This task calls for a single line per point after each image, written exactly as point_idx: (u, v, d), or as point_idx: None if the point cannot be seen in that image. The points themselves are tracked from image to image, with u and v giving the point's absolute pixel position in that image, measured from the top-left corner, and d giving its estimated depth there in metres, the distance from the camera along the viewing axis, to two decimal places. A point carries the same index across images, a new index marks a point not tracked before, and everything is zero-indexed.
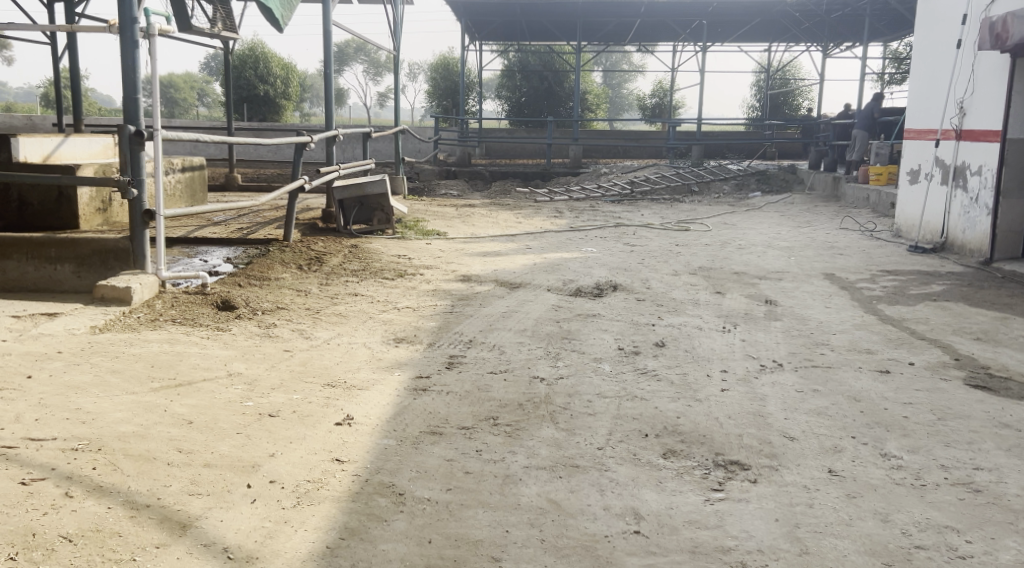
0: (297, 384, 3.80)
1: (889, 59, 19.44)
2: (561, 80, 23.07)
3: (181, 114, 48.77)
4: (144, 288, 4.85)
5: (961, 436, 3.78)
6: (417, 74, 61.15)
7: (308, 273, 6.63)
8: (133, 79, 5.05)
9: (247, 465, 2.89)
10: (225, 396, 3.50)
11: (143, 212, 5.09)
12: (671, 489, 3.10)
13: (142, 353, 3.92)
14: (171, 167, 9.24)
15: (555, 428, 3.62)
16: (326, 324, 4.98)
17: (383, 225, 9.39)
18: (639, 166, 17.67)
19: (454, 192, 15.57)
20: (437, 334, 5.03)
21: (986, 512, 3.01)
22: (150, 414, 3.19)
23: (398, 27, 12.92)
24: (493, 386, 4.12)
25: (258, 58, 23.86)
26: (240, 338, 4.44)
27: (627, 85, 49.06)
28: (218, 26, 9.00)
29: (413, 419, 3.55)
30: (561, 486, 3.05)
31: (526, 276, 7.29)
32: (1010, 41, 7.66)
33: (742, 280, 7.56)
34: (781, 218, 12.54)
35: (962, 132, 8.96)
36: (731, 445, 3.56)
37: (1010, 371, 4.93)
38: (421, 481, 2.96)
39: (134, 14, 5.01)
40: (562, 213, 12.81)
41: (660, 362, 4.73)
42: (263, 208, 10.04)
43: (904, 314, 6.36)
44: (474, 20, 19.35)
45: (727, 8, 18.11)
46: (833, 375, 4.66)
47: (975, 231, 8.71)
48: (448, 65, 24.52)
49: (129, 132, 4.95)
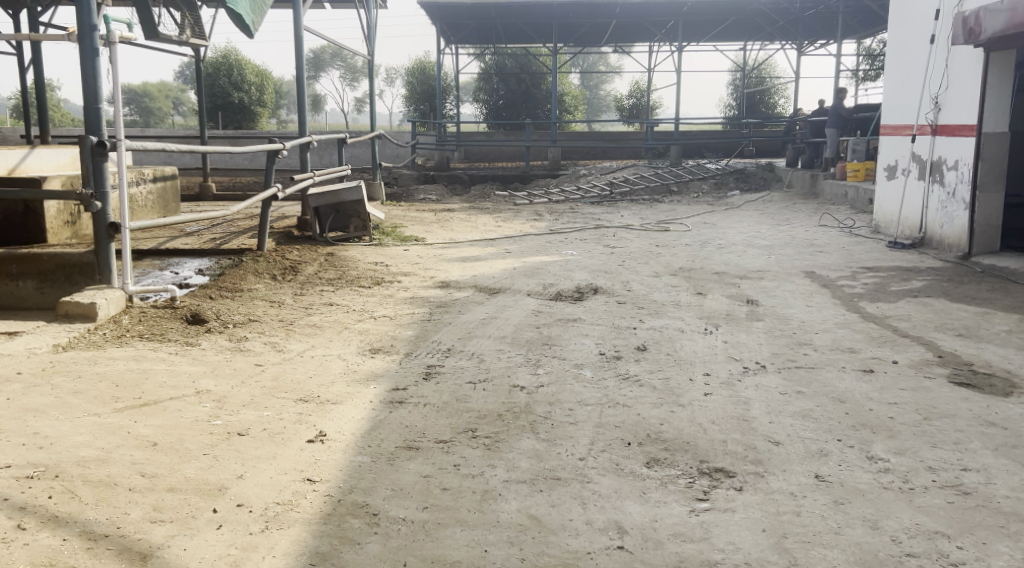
0: (268, 400, 3.68)
1: (864, 56, 19.54)
2: (538, 82, 23.01)
3: (156, 123, 48.43)
4: (110, 303, 4.71)
5: (948, 436, 3.72)
6: (395, 79, 61.03)
7: (282, 284, 6.49)
8: (94, 88, 4.91)
9: (213, 488, 2.78)
10: (192, 415, 3.37)
11: (107, 225, 4.96)
12: (655, 500, 3.01)
13: (106, 371, 3.79)
14: (142, 178, 9.06)
15: (535, 439, 3.52)
16: (299, 337, 4.86)
17: (360, 232, 9.27)
18: (618, 167, 17.59)
19: (432, 197, 15.44)
20: (414, 344, 4.92)
21: (976, 516, 2.95)
22: (113, 437, 3.06)
23: (371, 31, 12.82)
24: (472, 396, 4.02)
25: (232, 66, 23.65)
26: (210, 353, 4.31)
27: (604, 86, 49.14)
28: (186, 32, 8.84)
29: (389, 433, 3.44)
30: (542, 500, 2.95)
31: (506, 281, 7.19)
32: (983, 35, 7.66)
33: (723, 280, 7.50)
34: (761, 216, 12.52)
35: (938, 127, 8.96)
36: (715, 451, 3.48)
37: (994, 368, 4.88)
38: (396, 500, 2.85)
39: (94, 21, 4.89)
40: (541, 216, 12.71)
41: (642, 367, 4.65)
42: (238, 217, 9.89)
43: (886, 312, 6.31)
44: (449, 23, 19.25)
45: (701, 8, 18.13)
46: (817, 376, 4.59)
47: (953, 226, 8.71)
48: (425, 69, 24.36)
49: (91, 143, 4.81)
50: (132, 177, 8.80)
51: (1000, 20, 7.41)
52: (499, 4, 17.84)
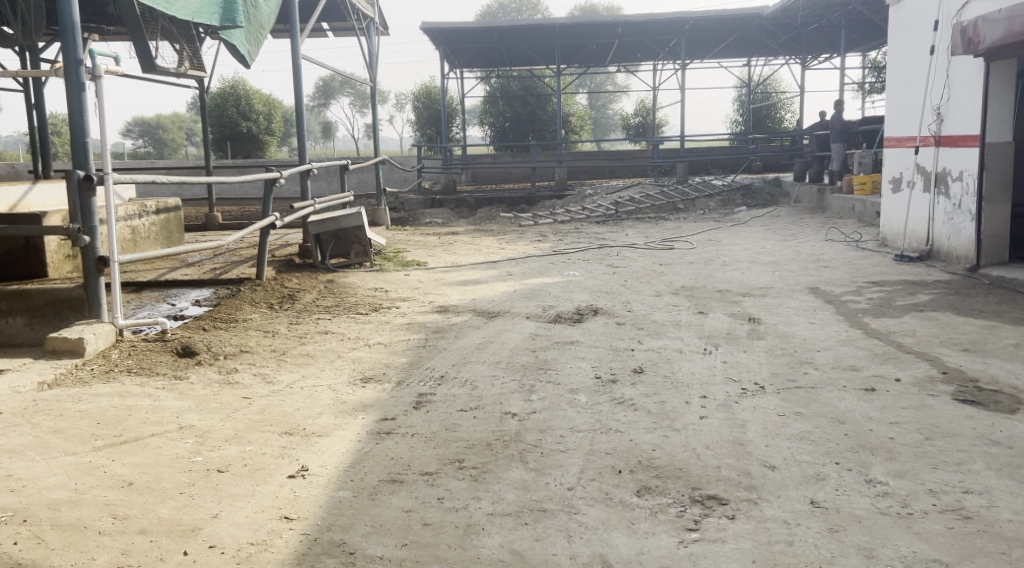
0: (252, 434, 3.61)
1: (868, 69, 19.51)
2: (543, 103, 23.00)
3: (169, 154, 48.80)
4: (99, 338, 4.67)
5: (950, 457, 3.61)
6: (404, 104, 61.30)
7: (278, 313, 6.45)
8: (81, 123, 4.91)
9: (186, 529, 2.75)
10: (171, 451, 3.32)
11: (97, 259, 4.94)
12: (643, 531, 2.95)
13: (89, 409, 3.74)
14: (144, 210, 9.06)
15: (524, 468, 3.44)
16: (291, 367, 4.80)
17: (361, 258, 9.23)
18: (624, 186, 17.52)
19: (438, 221, 15.42)
20: (407, 371, 4.86)
21: (975, 542, 2.88)
22: (88, 477, 3.03)
23: (373, 58, 12.87)
24: (461, 425, 3.94)
25: (239, 95, 23.78)
26: (197, 386, 4.26)
27: (612, 105, 49.33)
28: (185, 65, 8.87)
29: (373, 466, 3.37)
30: (526, 534, 2.90)
31: (505, 305, 7.12)
32: (982, 45, 7.59)
33: (725, 298, 7.41)
34: (766, 231, 12.42)
35: (941, 138, 8.86)
36: (708, 478, 3.38)
37: (1000, 384, 4.76)
38: (374, 537, 2.81)
39: (79, 56, 4.89)
40: (546, 237, 12.66)
41: (638, 391, 4.55)
42: (240, 246, 9.87)
43: (890, 327, 6.20)
44: (452, 48, 19.33)
45: (703, 25, 18.14)
46: (817, 396, 4.49)
47: (959, 237, 8.58)
48: (431, 94, 24.44)
49: (78, 177, 4.81)
50: (133, 209, 8.81)
51: (999, 29, 7.35)
52: (502, 27, 17.90)
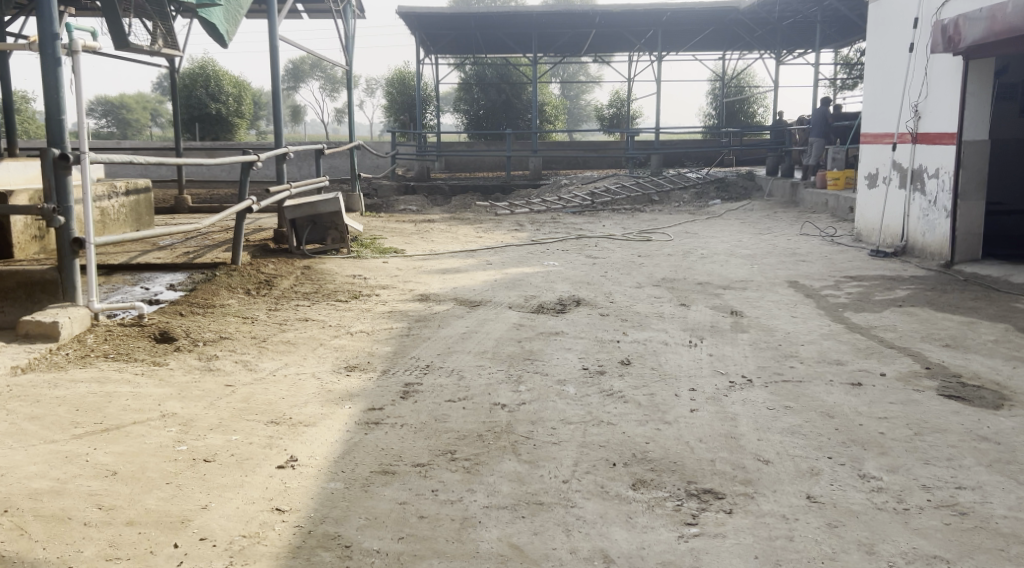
0: (237, 423, 3.51)
1: (841, 65, 19.67)
2: (518, 92, 22.86)
3: (134, 134, 47.88)
4: (74, 322, 4.53)
5: (940, 452, 3.62)
6: (375, 90, 60.76)
7: (256, 299, 6.32)
8: (56, 99, 4.74)
9: (175, 521, 2.67)
10: (156, 440, 3.22)
11: (71, 241, 4.78)
12: (642, 525, 2.93)
13: (67, 395, 3.62)
14: (114, 191, 8.84)
15: (517, 460, 3.38)
16: (272, 354, 4.70)
17: (338, 244, 9.11)
18: (599, 177, 17.47)
19: (412, 208, 15.29)
20: (392, 360, 4.78)
21: (974, 539, 2.89)
22: (69, 466, 2.92)
23: (349, 42, 12.69)
24: (451, 416, 3.88)
25: (209, 76, 23.37)
26: (178, 373, 4.15)
27: (584, 96, 49.36)
28: (158, 42, 8.65)
29: (363, 457, 3.29)
30: (524, 528, 2.86)
31: (487, 294, 7.05)
32: (962, 43, 7.65)
33: (706, 290, 7.41)
34: (742, 225, 12.48)
35: (918, 135, 8.91)
36: (703, 471, 3.35)
37: (983, 380, 4.80)
38: (370, 530, 2.74)
39: (55, 30, 4.73)
40: (522, 226, 12.61)
41: (626, 383, 4.52)
42: (213, 231, 9.68)
43: (871, 322, 6.23)
44: (428, 33, 19.15)
45: (680, 17, 18.15)
46: (804, 390, 4.48)
47: (935, 234, 8.65)
48: (405, 80, 24.23)
49: (53, 156, 4.64)
50: (103, 190, 8.58)
51: (979, 28, 7.40)
52: (478, 13, 17.75)
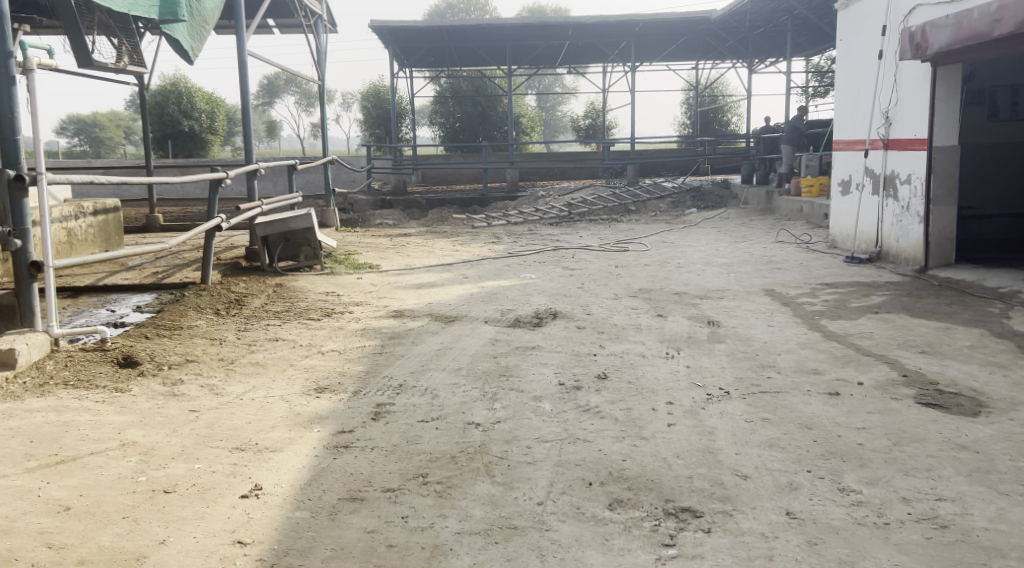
0: (201, 450, 3.41)
1: (813, 72, 19.80)
2: (494, 104, 22.84)
3: (107, 151, 47.29)
4: (32, 348, 4.40)
5: (920, 463, 3.57)
6: (351, 105, 60.58)
7: (225, 319, 6.20)
8: (11, 119, 4.63)
9: (130, 558, 2.61)
10: (114, 471, 3.13)
11: (29, 264, 4.65)
12: (618, 547, 2.86)
13: (22, 426, 3.51)
14: (81, 211, 8.68)
15: (491, 483, 3.29)
16: (239, 376, 4.58)
17: (311, 260, 8.98)
18: (576, 187, 17.45)
19: (388, 222, 15.18)
20: (364, 380, 4.68)
21: (955, 553, 2.84)
22: (19, 503, 2.86)
23: (321, 56, 12.61)
24: (423, 437, 3.78)
25: (181, 93, 23.15)
26: (141, 399, 4.03)
27: (561, 106, 49.49)
28: (123, 60, 8.51)
29: (331, 484, 3.19)
30: (496, 555, 2.78)
31: (462, 308, 6.97)
32: (930, 50, 7.69)
33: (683, 300, 7.36)
34: (718, 233, 12.47)
35: (889, 142, 8.93)
36: (680, 489, 3.28)
37: (960, 386, 4.76)
38: (335, 562, 2.68)
39: (9, 48, 4.62)
40: (500, 238, 12.53)
41: (603, 398, 4.44)
42: (183, 250, 9.52)
43: (848, 330, 6.20)
44: (401, 47, 19.10)
45: (653, 28, 18.20)
46: (782, 401, 4.42)
47: (908, 240, 8.66)
48: (380, 94, 24.13)
49: (8, 177, 4.52)
50: (69, 210, 8.40)
51: (947, 34, 7.44)
52: (451, 26, 17.72)
